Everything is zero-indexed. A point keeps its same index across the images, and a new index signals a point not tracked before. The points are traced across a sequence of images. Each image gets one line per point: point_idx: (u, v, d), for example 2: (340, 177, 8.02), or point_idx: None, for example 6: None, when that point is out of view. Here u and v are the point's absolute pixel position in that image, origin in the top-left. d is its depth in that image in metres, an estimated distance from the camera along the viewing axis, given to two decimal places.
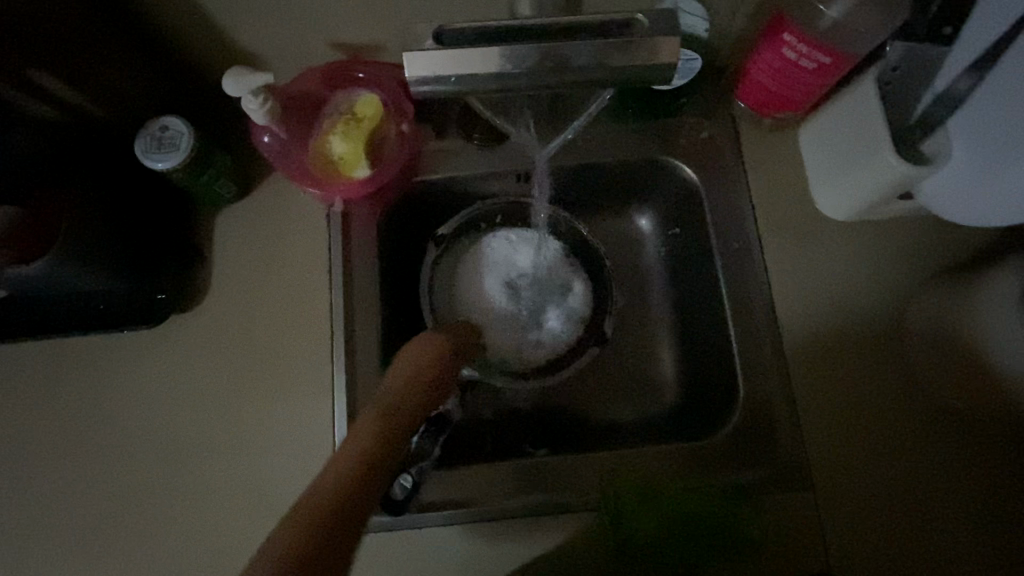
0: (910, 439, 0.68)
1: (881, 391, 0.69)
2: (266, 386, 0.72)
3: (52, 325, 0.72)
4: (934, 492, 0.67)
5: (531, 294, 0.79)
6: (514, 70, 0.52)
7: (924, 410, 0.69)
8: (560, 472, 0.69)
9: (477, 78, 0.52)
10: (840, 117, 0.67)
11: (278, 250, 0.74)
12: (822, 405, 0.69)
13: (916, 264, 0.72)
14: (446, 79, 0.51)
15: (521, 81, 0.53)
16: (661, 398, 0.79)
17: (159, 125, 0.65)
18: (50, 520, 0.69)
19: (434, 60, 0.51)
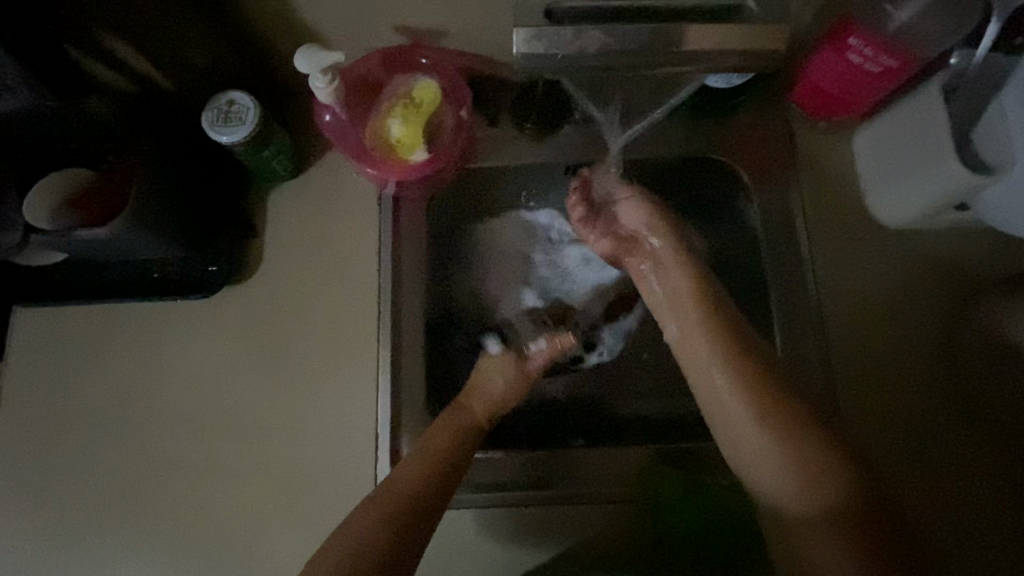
0: (939, 425, 0.68)
1: (915, 378, 0.69)
2: (312, 359, 0.73)
3: (106, 289, 0.74)
4: (961, 477, 0.67)
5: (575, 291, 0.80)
6: (621, 49, 0.53)
7: (953, 397, 0.69)
8: (583, 466, 0.69)
9: (582, 54, 0.53)
10: (901, 119, 0.66)
11: (330, 227, 0.76)
12: (857, 390, 0.69)
13: (968, 273, 0.71)
14: (553, 56, 0.53)
15: (627, 60, 0.54)
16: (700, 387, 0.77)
17: (226, 99, 0.66)
18: (95, 479, 0.71)
19: (541, 37, 0.53)
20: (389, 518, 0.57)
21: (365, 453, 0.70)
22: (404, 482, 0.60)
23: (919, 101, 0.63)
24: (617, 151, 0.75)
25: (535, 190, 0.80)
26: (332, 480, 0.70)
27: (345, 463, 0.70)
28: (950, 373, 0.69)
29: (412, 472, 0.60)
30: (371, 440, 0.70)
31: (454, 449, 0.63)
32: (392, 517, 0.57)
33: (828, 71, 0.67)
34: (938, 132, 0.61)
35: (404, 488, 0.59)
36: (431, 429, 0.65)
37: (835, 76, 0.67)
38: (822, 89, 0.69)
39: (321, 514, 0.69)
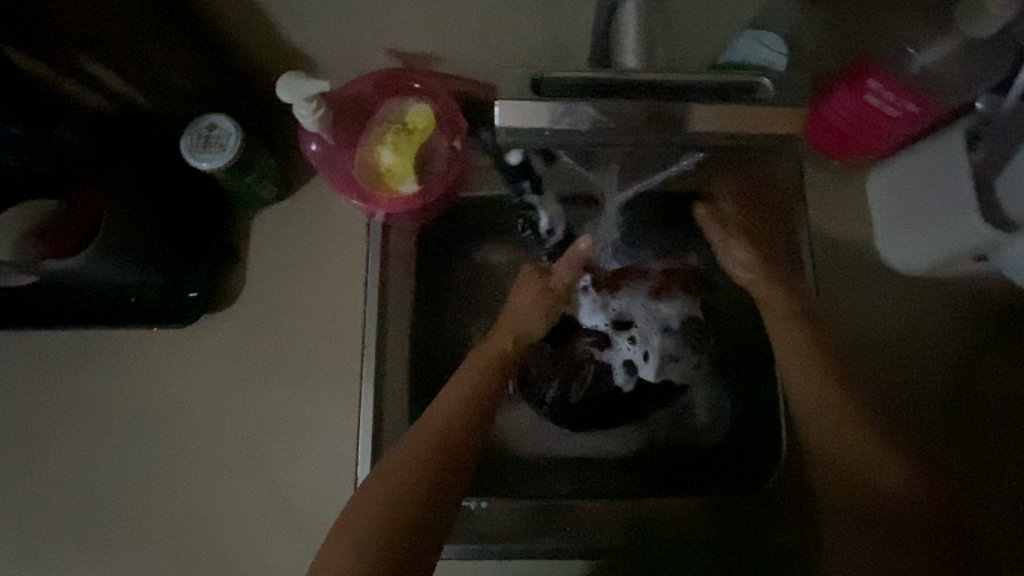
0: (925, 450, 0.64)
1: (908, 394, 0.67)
2: (292, 393, 0.70)
3: (80, 314, 0.71)
4: None
5: (615, 287, 0.73)
6: (616, 125, 0.44)
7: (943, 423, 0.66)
8: (572, 517, 0.66)
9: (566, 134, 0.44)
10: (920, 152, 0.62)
11: (317, 254, 0.72)
12: None
13: (983, 323, 0.68)
14: (540, 132, 0.43)
15: (623, 138, 0.45)
16: (711, 432, 0.73)
17: (207, 123, 0.63)
18: (64, 511, 0.68)
19: (529, 108, 0.43)
20: (429, 461, 0.52)
21: (345, 494, 0.67)
22: (441, 419, 0.56)
23: (937, 147, 0.60)
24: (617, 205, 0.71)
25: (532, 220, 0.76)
26: (309, 522, 0.67)
27: (323, 505, 0.67)
28: (960, 436, 0.65)
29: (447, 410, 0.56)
30: (352, 481, 0.67)
31: (489, 381, 0.59)
32: (432, 458, 0.52)
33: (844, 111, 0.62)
34: (959, 175, 0.57)
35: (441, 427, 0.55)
36: (461, 370, 0.60)
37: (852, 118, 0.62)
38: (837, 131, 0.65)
39: (297, 556, 0.66)
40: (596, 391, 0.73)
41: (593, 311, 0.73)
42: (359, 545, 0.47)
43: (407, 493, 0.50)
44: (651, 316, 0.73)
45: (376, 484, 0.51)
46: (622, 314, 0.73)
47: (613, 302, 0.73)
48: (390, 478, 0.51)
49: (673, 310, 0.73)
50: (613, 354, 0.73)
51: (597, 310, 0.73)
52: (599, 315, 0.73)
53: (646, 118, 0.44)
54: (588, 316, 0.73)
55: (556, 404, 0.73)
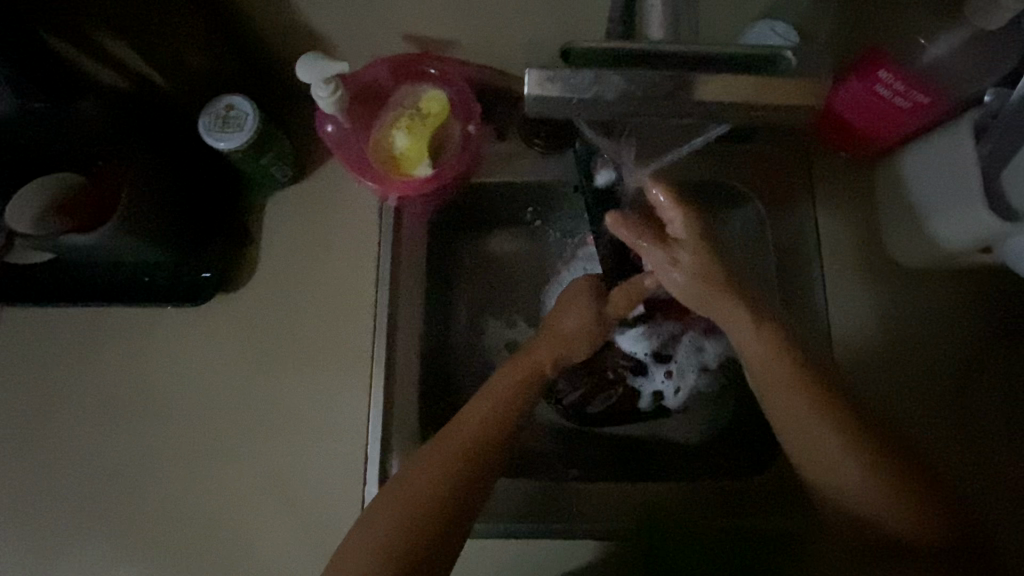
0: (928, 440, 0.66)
1: (914, 386, 0.67)
2: (303, 375, 0.71)
3: (95, 293, 0.72)
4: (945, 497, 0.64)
5: (660, 319, 0.77)
6: (641, 96, 0.42)
7: (948, 414, 0.67)
8: (577, 501, 0.67)
9: (599, 104, 0.42)
10: (932, 151, 0.61)
11: (329, 238, 0.73)
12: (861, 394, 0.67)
13: (987, 315, 0.69)
14: (567, 102, 0.42)
15: (647, 110, 0.43)
16: (713, 419, 0.76)
17: (225, 104, 0.64)
18: (76, 486, 0.69)
19: (558, 77, 0.42)
20: (458, 466, 0.53)
21: (354, 474, 0.68)
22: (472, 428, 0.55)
23: (944, 138, 0.61)
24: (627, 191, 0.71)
25: (542, 209, 0.77)
26: (319, 501, 0.67)
27: (332, 485, 0.68)
28: (964, 424, 0.66)
29: (481, 414, 0.56)
30: (362, 461, 0.68)
31: (516, 395, 0.58)
32: (455, 462, 0.53)
33: (855, 100, 0.63)
34: (964, 168, 0.58)
35: (476, 428, 0.55)
36: (495, 381, 0.59)
37: (861, 108, 0.63)
38: (847, 122, 0.66)
39: (307, 534, 0.67)
40: (618, 404, 0.76)
41: (637, 338, 0.77)
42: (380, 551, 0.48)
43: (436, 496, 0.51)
44: (691, 353, 0.77)
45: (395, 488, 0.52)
46: (662, 347, 0.77)
47: (657, 337, 0.77)
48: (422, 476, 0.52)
49: (714, 352, 0.76)
50: (646, 381, 0.77)
51: (641, 339, 0.77)
52: (640, 347, 0.77)
53: (675, 88, 0.42)
54: (631, 345, 0.77)
55: (571, 407, 0.76)
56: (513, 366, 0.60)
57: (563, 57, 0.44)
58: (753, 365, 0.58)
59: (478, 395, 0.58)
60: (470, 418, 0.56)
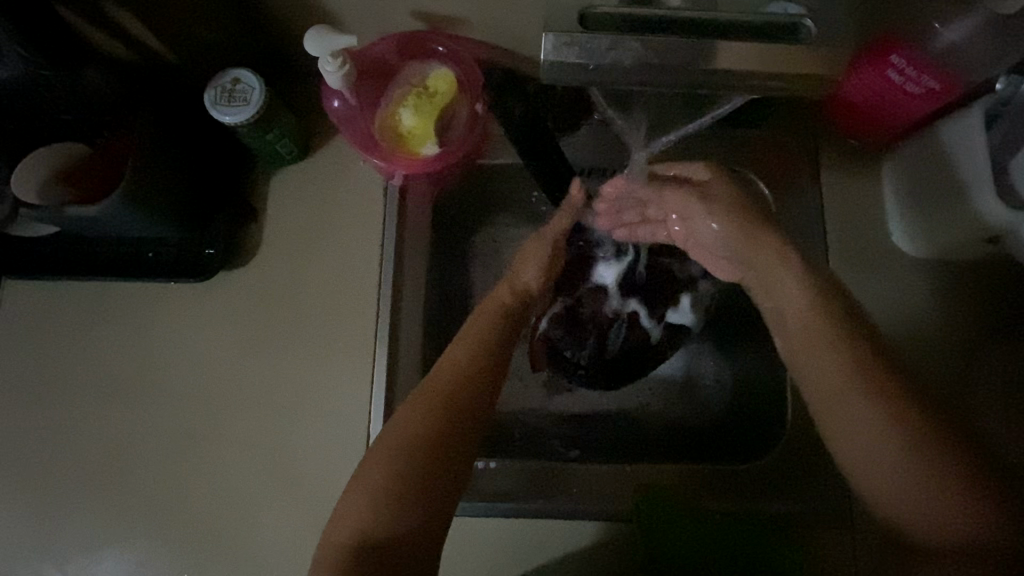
0: None
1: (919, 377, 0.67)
2: (306, 350, 0.71)
3: (97, 267, 0.71)
4: None
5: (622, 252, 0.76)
6: (658, 64, 0.43)
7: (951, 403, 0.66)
8: (573, 483, 0.67)
9: (616, 69, 0.43)
10: (951, 137, 0.60)
11: (332, 215, 0.73)
12: None
13: (992, 304, 0.68)
14: (583, 69, 0.43)
15: (663, 77, 0.44)
16: (710, 398, 0.77)
17: (231, 77, 0.63)
18: (79, 458, 0.69)
19: (579, 42, 0.43)
20: (437, 426, 0.52)
21: (356, 451, 0.68)
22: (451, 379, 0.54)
23: (955, 124, 0.60)
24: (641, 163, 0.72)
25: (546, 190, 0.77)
26: (321, 476, 0.68)
27: (334, 463, 0.68)
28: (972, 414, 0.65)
29: (456, 365, 0.55)
30: (364, 438, 0.68)
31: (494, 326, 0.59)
32: (446, 415, 0.52)
33: (865, 86, 0.62)
34: (974, 160, 0.58)
35: (453, 379, 0.54)
36: (465, 333, 0.58)
37: (872, 92, 0.62)
38: (857, 105, 0.65)
39: (310, 509, 0.67)
40: (633, 342, 0.75)
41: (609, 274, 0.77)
42: (376, 510, 0.48)
43: (412, 454, 0.50)
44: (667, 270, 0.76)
45: (385, 440, 0.51)
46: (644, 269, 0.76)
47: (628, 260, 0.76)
48: (398, 431, 0.51)
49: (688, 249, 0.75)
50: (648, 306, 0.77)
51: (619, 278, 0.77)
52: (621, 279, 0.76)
53: (692, 57, 0.43)
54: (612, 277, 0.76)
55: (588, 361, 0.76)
56: (477, 314, 0.61)
57: (581, 24, 0.44)
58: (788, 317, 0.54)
59: (453, 344, 0.57)
60: (446, 370, 0.55)
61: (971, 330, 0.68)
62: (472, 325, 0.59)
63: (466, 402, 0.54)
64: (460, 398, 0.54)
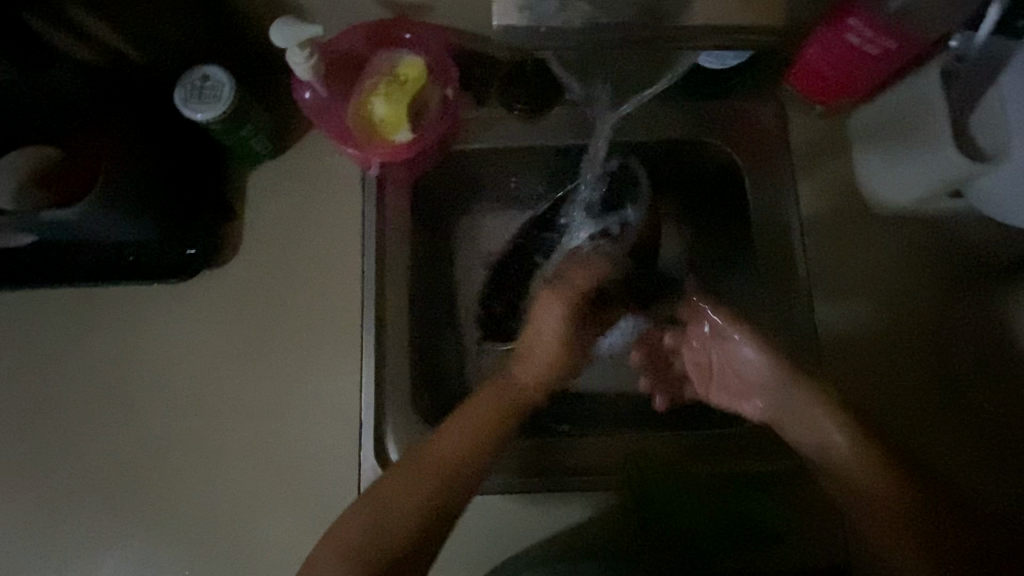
0: (912, 385, 0.68)
1: (902, 341, 0.69)
2: (294, 344, 0.71)
3: (79, 271, 0.71)
4: (940, 457, 0.66)
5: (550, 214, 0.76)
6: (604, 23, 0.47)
7: (934, 364, 0.68)
8: (563, 454, 0.69)
9: (566, 29, 0.47)
10: (913, 99, 0.62)
11: (313, 210, 0.73)
12: (850, 353, 0.69)
13: (967, 259, 0.70)
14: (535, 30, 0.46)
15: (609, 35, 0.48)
16: None
17: (200, 74, 0.64)
18: (73, 462, 0.69)
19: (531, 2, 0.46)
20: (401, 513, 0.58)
21: (350, 440, 0.69)
22: (433, 460, 0.60)
23: (914, 83, 0.62)
24: (609, 122, 0.72)
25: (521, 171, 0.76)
26: (315, 467, 0.69)
27: (327, 453, 0.69)
28: (932, 420, 0.67)
29: (441, 449, 0.61)
30: (356, 427, 0.69)
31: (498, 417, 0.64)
32: (423, 511, 0.59)
33: (827, 52, 0.64)
34: (934, 119, 0.60)
35: (417, 471, 0.60)
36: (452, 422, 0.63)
37: (835, 56, 0.64)
38: (819, 72, 0.67)
39: (308, 498, 0.68)
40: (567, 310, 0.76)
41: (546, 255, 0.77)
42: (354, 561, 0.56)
43: (382, 544, 0.57)
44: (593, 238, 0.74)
45: (359, 515, 0.58)
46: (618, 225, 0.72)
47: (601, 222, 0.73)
48: (356, 532, 0.57)
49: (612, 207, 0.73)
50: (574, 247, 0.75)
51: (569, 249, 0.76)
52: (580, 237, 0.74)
53: None
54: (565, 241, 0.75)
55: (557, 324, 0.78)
56: (490, 398, 0.65)
57: None
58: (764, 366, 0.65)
59: (444, 428, 0.62)
60: (421, 460, 0.61)
61: (952, 288, 0.70)
62: (472, 417, 0.63)
63: (429, 498, 0.59)
64: (442, 495, 0.59)
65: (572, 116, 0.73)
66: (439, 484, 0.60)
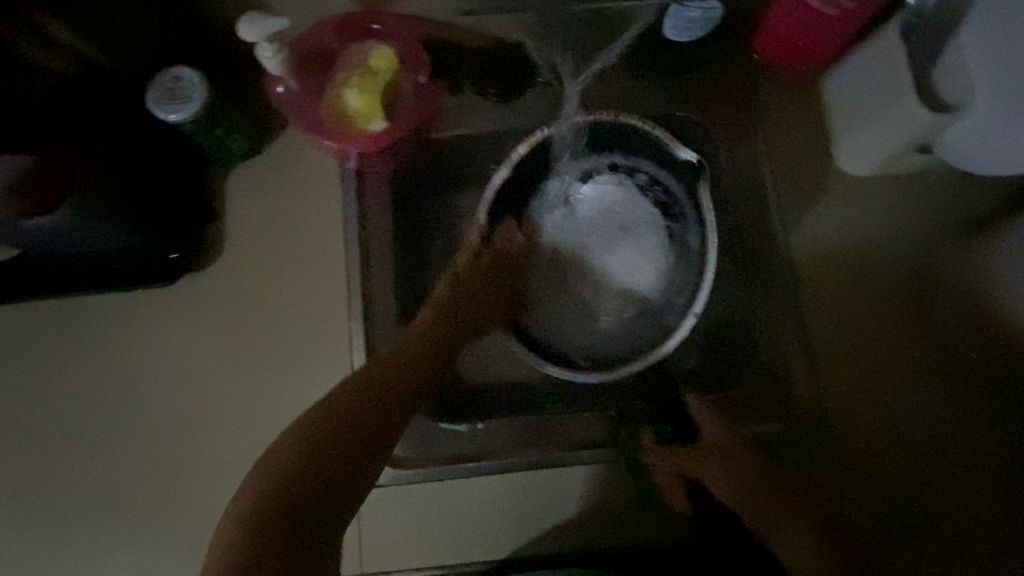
0: (901, 347, 0.69)
1: (888, 303, 0.70)
2: (283, 339, 0.71)
3: (60, 282, 0.71)
4: (932, 416, 0.68)
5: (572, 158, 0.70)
6: None
7: (918, 325, 0.70)
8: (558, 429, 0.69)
9: None
10: (883, 59, 0.62)
11: (293, 207, 0.74)
12: (838, 319, 0.70)
13: (938, 213, 0.72)
14: None
15: None
16: None
17: (171, 76, 0.64)
18: (69, 472, 0.69)
19: None
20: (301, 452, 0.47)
21: None
22: (320, 412, 0.50)
23: (880, 41, 0.62)
24: (576, 93, 0.74)
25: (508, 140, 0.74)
26: None
27: None
28: (925, 380, 0.69)
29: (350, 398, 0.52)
30: None
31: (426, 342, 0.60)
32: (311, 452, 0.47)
33: (786, 16, 0.66)
34: (901, 76, 0.60)
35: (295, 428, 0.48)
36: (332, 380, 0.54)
37: (794, 18, 0.66)
38: (782, 37, 0.69)
39: None
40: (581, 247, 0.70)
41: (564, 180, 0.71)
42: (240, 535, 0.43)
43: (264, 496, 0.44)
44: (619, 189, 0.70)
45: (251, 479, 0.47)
46: (664, 199, 0.70)
47: (644, 191, 0.70)
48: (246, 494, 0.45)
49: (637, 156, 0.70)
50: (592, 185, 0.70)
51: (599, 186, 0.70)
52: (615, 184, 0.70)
53: None
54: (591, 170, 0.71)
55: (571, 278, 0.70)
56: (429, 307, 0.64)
57: None
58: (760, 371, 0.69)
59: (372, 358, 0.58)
60: (302, 416, 0.50)
61: (932, 242, 0.71)
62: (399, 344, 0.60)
63: (311, 445, 0.47)
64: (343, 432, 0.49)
65: (544, 98, 0.74)
66: (324, 424, 0.49)
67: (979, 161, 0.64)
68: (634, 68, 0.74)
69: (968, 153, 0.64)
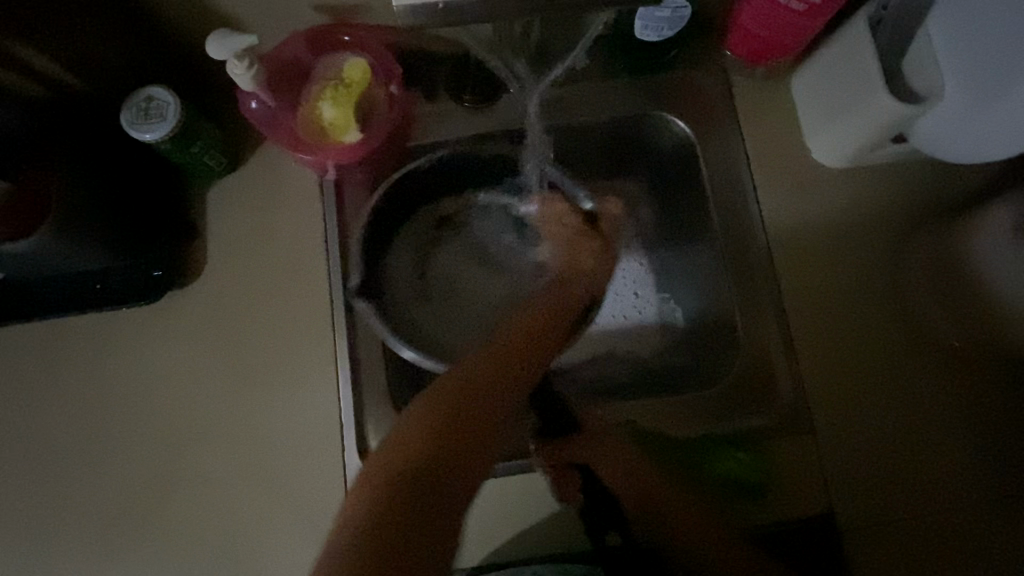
0: (881, 338, 0.69)
1: (868, 293, 0.70)
2: (268, 353, 0.72)
3: (45, 304, 0.71)
4: (915, 406, 0.68)
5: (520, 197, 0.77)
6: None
7: (898, 316, 0.70)
8: None
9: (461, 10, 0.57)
10: (848, 52, 0.63)
11: (274, 220, 0.74)
12: (818, 311, 0.70)
13: (917, 202, 0.72)
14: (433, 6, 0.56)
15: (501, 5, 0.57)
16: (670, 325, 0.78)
17: (145, 95, 0.64)
18: (59, 492, 0.69)
19: None
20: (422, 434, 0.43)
21: (333, 441, 0.70)
22: (455, 381, 0.47)
23: (846, 35, 0.63)
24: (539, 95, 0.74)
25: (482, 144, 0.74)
26: (300, 471, 0.69)
27: (312, 457, 0.70)
28: (909, 369, 0.69)
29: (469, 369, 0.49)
30: (337, 429, 0.70)
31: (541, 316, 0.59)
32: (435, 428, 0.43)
33: (754, 12, 0.66)
34: (867, 67, 0.61)
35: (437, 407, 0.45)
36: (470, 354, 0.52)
37: (761, 15, 0.66)
38: (751, 34, 0.69)
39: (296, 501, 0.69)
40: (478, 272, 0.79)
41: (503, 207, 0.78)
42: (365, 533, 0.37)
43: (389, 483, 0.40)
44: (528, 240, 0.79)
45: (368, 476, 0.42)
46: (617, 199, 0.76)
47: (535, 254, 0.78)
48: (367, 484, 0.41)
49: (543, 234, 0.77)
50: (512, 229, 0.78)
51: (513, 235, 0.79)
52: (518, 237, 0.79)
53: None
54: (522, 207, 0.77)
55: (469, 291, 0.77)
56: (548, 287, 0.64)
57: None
58: (745, 367, 0.69)
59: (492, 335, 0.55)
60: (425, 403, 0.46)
61: (909, 231, 0.71)
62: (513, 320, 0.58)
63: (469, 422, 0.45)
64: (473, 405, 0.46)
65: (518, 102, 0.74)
66: (442, 427, 0.43)
67: (956, 149, 0.64)
68: (609, 69, 0.74)
69: (944, 140, 0.64)
